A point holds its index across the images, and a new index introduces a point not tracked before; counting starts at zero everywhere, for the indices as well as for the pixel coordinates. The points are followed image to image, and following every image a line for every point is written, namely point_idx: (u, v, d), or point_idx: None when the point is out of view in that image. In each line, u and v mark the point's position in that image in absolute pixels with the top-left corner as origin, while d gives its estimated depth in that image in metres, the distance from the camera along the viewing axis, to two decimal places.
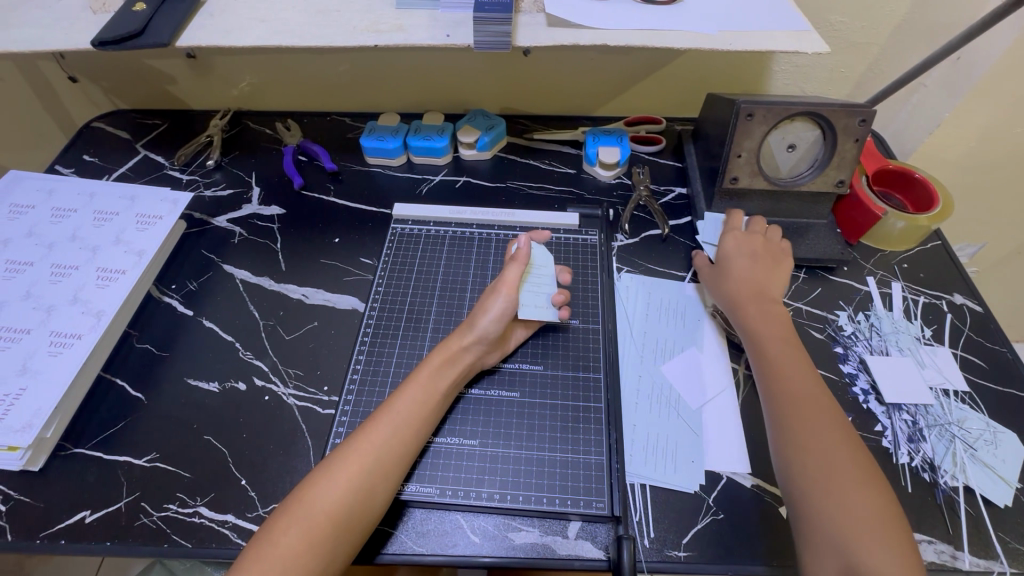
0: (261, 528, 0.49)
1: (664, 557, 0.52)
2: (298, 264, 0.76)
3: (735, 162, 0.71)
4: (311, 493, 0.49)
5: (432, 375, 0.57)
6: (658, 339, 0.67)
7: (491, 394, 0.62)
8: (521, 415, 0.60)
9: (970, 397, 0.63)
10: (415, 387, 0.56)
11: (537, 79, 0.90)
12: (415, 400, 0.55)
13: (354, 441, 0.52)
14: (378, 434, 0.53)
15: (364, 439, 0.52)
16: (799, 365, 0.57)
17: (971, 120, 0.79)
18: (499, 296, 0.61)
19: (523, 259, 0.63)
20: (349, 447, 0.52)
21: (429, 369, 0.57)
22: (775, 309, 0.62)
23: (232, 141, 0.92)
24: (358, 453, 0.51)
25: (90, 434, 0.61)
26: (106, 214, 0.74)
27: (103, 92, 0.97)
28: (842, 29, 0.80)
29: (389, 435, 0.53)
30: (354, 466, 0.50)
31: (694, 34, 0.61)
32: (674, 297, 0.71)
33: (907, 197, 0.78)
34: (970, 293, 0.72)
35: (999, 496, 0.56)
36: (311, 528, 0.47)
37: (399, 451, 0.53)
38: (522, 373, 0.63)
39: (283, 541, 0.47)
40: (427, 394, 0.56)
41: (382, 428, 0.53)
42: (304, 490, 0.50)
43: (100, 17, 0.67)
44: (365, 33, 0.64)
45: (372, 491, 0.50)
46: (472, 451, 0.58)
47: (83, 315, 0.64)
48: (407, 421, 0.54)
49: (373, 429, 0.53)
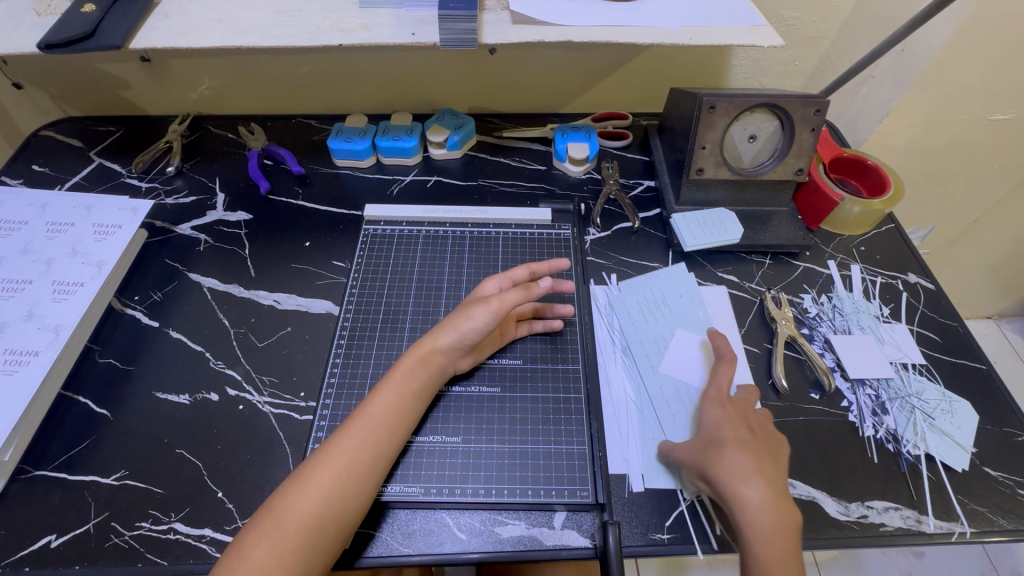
0: (237, 537, 0.48)
1: (649, 541, 0.53)
2: (268, 270, 0.74)
3: (699, 154, 0.73)
4: (281, 504, 0.48)
5: (405, 373, 0.56)
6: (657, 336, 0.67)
7: (472, 390, 0.62)
8: (503, 409, 0.60)
9: (926, 369, 0.67)
10: (389, 389, 0.55)
11: (504, 77, 0.91)
12: (390, 402, 0.54)
13: (326, 449, 0.51)
14: (348, 445, 0.51)
15: (335, 448, 0.51)
16: (766, 473, 0.52)
17: (915, 109, 0.83)
18: (481, 308, 0.58)
19: (529, 294, 0.59)
20: (321, 454, 0.51)
21: (402, 368, 0.57)
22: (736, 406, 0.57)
23: (193, 146, 0.90)
24: (331, 461, 0.50)
25: (52, 455, 0.58)
26: (60, 225, 0.71)
27: (51, 99, 0.93)
28: (794, 24, 0.84)
29: (363, 438, 0.52)
30: (325, 475, 0.49)
31: (657, 29, 0.63)
32: (658, 296, 0.71)
33: (861, 182, 0.82)
34: (923, 272, 0.76)
35: (957, 462, 0.59)
36: (284, 539, 0.46)
37: (371, 457, 0.51)
38: (505, 368, 0.64)
39: (252, 555, 0.46)
40: (404, 393, 0.55)
41: (353, 435, 0.52)
42: (277, 498, 0.49)
43: (46, 20, 0.64)
44: (328, 32, 0.63)
45: (345, 499, 0.49)
46: (456, 448, 0.57)
47: (40, 331, 0.61)
48: (379, 427, 0.53)
49: (347, 435, 0.52)
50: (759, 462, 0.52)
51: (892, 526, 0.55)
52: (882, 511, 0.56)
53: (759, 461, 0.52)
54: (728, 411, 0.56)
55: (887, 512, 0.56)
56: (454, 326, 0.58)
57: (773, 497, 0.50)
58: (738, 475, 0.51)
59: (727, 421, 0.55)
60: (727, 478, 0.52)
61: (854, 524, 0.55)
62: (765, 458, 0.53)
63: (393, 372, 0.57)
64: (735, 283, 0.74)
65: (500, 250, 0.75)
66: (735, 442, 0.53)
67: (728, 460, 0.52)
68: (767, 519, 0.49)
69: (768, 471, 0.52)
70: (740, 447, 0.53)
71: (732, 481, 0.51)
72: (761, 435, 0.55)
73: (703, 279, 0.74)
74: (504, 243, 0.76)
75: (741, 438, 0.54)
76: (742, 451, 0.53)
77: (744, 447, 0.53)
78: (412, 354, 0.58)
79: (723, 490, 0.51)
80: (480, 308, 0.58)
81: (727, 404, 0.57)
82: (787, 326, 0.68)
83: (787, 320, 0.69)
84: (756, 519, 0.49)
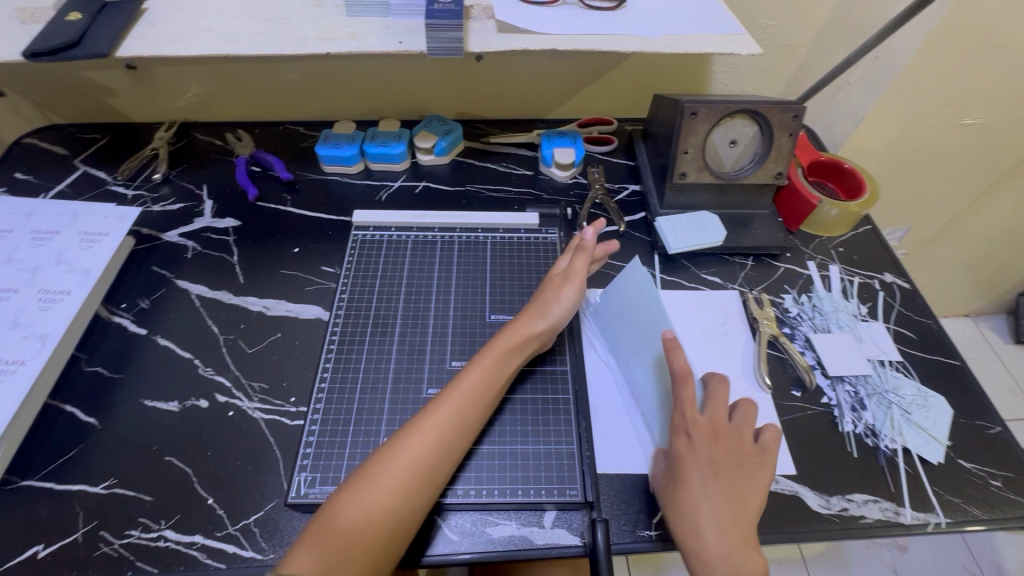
0: (310, 528, 0.47)
1: (637, 538, 0.54)
2: (256, 276, 0.74)
3: (682, 159, 0.75)
4: (373, 472, 0.50)
5: (493, 369, 0.58)
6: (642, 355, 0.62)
7: (534, 393, 0.63)
8: (557, 410, 0.62)
9: (903, 366, 0.69)
10: (471, 387, 0.56)
11: (491, 84, 0.92)
12: (468, 401, 0.55)
13: (416, 423, 0.53)
14: (438, 418, 0.53)
15: (425, 422, 0.53)
16: (720, 516, 0.49)
17: (889, 114, 0.86)
18: (570, 287, 0.64)
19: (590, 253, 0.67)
20: (411, 428, 0.53)
21: (487, 363, 0.58)
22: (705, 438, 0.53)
23: (179, 153, 0.89)
24: (421, 434, 0.52)
25: (38, 465, 0.58)
26: (45, 233, 0.70)
27: (34, 106, 0.92)
28: (773, 32, 0.86)
29: (441, 438, 0.52)
30: (416, 446, 0.51)
31: (639, 38, 0.64)
32: (677, 304, 0.73)
33: (839, 185, 0.84)
34: (899, 272, 0.79)
35: (933, 454, 0.61)
36: (376, 508, 0.48)
37: (458, 434, 0.54)
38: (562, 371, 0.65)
39: (348, 516, 0.47)
40: (482, 393, 0.56)
41: (444, 411, 0.54)
42: (369, 466, 0.50)
43: (30, 28, 0.64)
44: (316, 40, 0.64)
45: (434, 474, 0.51)
46: (513, 450, 0.58)
47: (25, 340, 0.61)
48: (468, 405, 0.55)
49: (435, 411, 0.54)
50: (718, 505, 0.50)
51: (871, 517, 0.57)
52: (862, 504, 0.58)
53: (716, 504, 0.50)
54: (694, 445, 0.53)
55: (866, 505, 0.58)
56: (545, 309, 0.62)
57: (730, 543, 0.48)
58: (693, 518, 0.50)
59: (689, 457, 0.52)
60: (681, 521, 0.51)
61: (835, 517, 0.57)
62: (734, 494, 0.51)
63: (485, 351, 0.59)
64: (718, 284, 0.76)
65: (488, 254, 0.76)
66: (695, 483, 0.51)
67: (684, 501, 0.51)
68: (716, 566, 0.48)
69: (728, 514, 0.50)
70: (697, 488, 0.51)
71: (686, 524, 0.50)
72: (727, 470, 0.52)
73: (688, 281, 0.76)
74: (493, 247, 0.77)
75: (700, 478, 0.51)
76: (694, 493, 0.51)
77: (704, 489, 0.51)
78: (506, 335, 0.60)
79: (678, 532, 0.51)
80: (569, 287, 0.64)
81: (694, 439, 0.53)
82: (769, 326, 0.70)
83: (769, 320, 0.71)
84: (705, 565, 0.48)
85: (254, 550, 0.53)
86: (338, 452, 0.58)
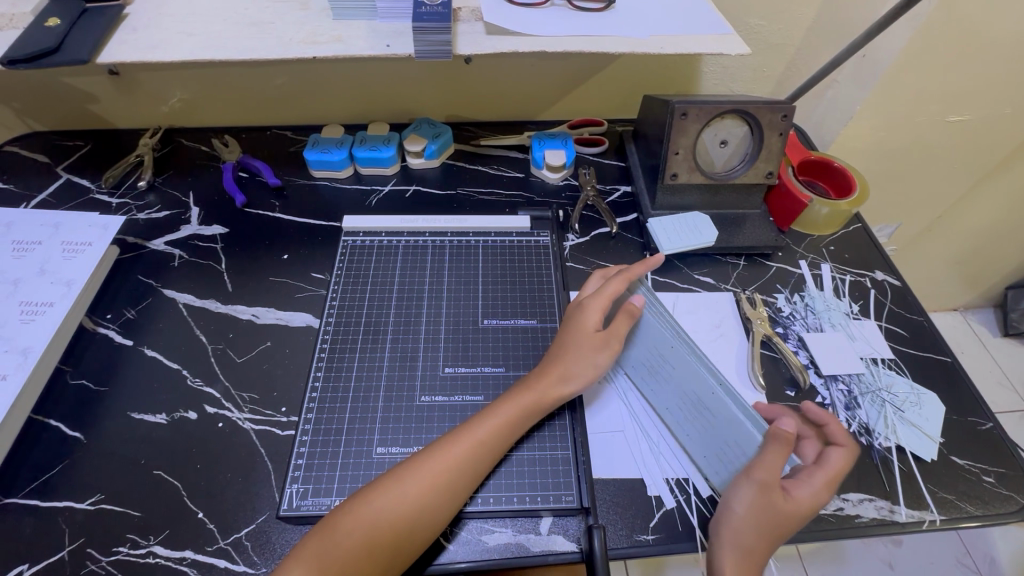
0: (318, 527, 0.49)
1: (634, 542, 0.54)
2: (245, 284, 0.73)
3: (673, 160, 0.75)
4: (375, 502, 0.49)
5: (521, 404, 0.57)
6: (682, 398, 0.59)
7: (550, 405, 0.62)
8: (563, 419, 0.61)
9: (895, 364, 0.69)
10: (496, 415, 0.55)
11: (481, 86, 0.91)
12: (492, 425, 0.55)
13: (428, 457, 0.52)
14: (450, 455, 0.52)
15: (436, 457, 0.52)
16: (805, 504, 0.50)
17: (877, 113, 0.86)
18: (604, 352, 0.59)
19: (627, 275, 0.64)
20: (424, 459, 0.52)
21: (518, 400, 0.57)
22: (831, 468, 0.52)
23: (164, 160, 0.88)
24: (430, 472, 0.51)
25: (23, 482, 0.56)
26: (27, 244, 0.69)
27: (15, 114, 0.90)
28: (761, 32, 0.86)
29: (459, 460, 0.52)
30: (432, 477, 0.51)
31: (629, 39, 0.64)
32: (678, 306, 0.73)
33: (829, 184, 0.84)
34: (889, 270, 0.79)
35: (926, 452, 0.61)
36: (373, 539, 0.47)
37: (470, 471, 0.52)
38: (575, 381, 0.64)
39: (345, 540, 0.47)
40: (505, 418, 0.55)
41: (459, 446, 0.53)
42: (378, 487, 0.50)
43: (7, 35, 0.62)
44: (302, 44, 0.63)
45: (447, 504, 0.51)
46: (520, 458, 0.58)
47: (7, 354, 0.60)
48: (494, 435, 0.54)
49: (452, 444, 0.53)
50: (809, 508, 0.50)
51: (866, 517, 0.57)
52: (857, 503, 0.58)
53: (798, 502, 0.50)
54: (816, 471, 0.52)
55: (862, 504, 0.58)
56: (579, 369, 0.58)
57: (784, 524, 0.49)
58: (791, 488, 0.50)
59: (819, 476, 0.51)
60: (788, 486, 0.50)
61: (831, 517, 0.57)
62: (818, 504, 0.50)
63: (508, 398, 0.57)
64: (711, 285, 0.76)
65: (480, 259, 0.76)
66: (815, 483, 0.51)
67: (798, 486, 0.50)
68: (778, 512, 0.49)
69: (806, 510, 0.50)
70: (819, 483, 0.51)
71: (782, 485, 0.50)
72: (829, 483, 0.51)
73: (680, 281, 0.76)
74: (485, 251, 0.77)
75: (819, 481, 0.51)
76: (805, 488, 0.50)
77: (818, 494, 0.50)
78: (536, 389, 0.57)
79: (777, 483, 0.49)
80: (603, 352, 0.59)
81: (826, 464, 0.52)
82: (763, 325, 0.70)
83: (762, 319, 0.71)
84: (768, 506, 0.49)
85: (245, 564, 0.52)
86: (330, 463, 0.57)
